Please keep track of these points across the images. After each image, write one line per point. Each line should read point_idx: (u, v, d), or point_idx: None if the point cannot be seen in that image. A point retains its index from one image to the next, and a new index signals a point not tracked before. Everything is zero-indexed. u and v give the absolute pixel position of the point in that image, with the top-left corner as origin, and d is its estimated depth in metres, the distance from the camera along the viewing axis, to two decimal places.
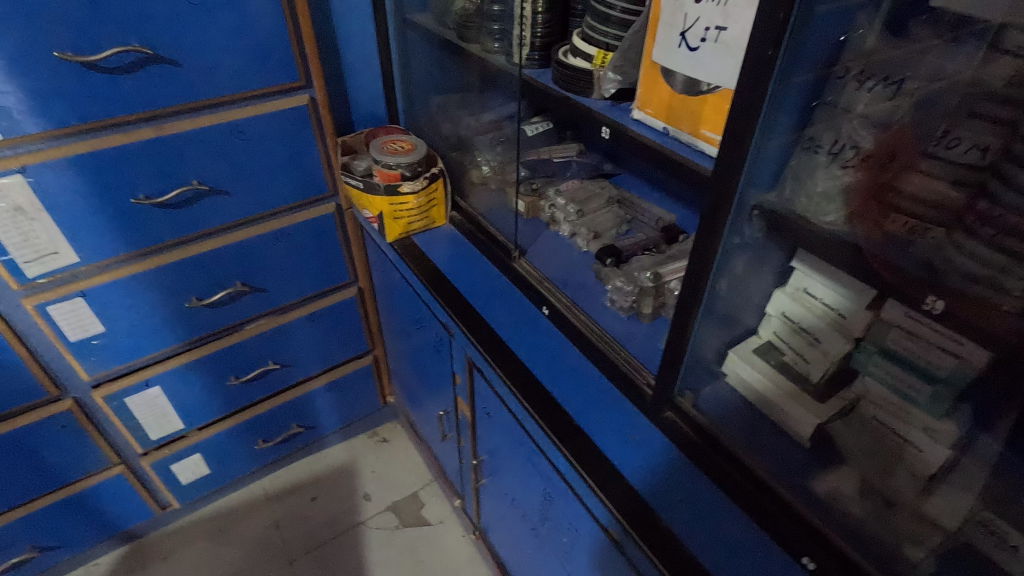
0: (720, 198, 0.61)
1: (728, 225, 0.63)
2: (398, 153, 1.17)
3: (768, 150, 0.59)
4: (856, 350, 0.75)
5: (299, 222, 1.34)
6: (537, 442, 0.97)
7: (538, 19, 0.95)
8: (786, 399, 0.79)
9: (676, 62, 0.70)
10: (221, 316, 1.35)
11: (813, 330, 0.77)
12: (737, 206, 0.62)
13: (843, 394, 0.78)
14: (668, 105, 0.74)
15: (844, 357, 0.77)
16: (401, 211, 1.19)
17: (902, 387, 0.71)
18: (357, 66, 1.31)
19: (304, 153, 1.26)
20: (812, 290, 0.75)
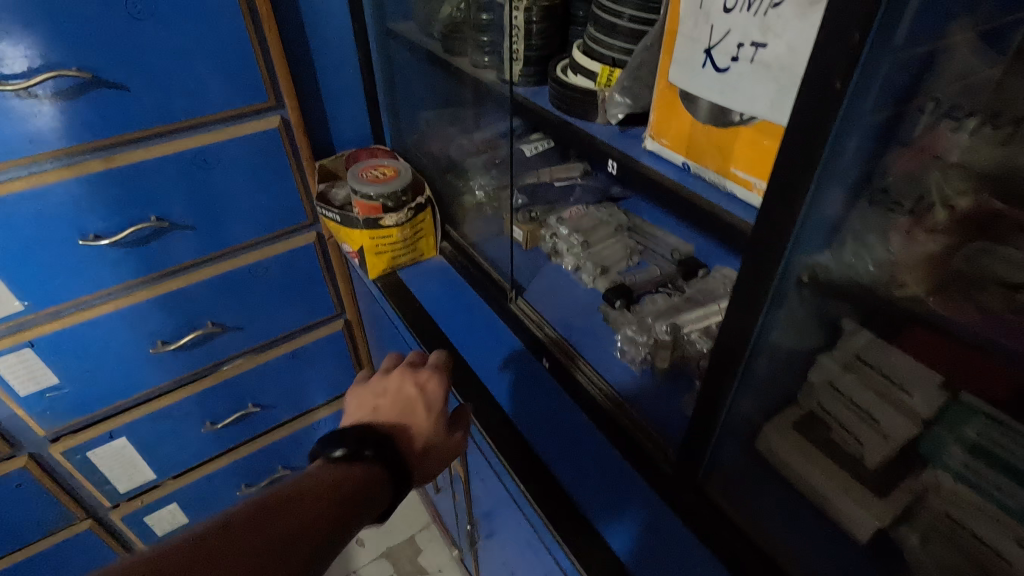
0: (760, 267, 0.47)
1: (771, 298, 0.49)
2: (378, 182, 1.03)
3: (828, 210, 0.44)
4: (924, 436, 0.60)
5: (275, 254, 1.22)
6: (537, 530, 0.85)
7: (533, 30, 0.81)
8: (837, 489, 0.65)
9: (700, 85, 0.56)
10: (192, 359, 1.24)
11: (868, 406, 0.63)
12: (784, 276, 0.48)
13: (906, 485, 0.63)
14: (688, 136, 0.61)
15: (908, 443, 0.62)
16: (383, 245, 1.06)
17: (986, 486, 0.56)
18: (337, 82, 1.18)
19: (278, 180, 1.14)
20: (868, 358, 0.61)
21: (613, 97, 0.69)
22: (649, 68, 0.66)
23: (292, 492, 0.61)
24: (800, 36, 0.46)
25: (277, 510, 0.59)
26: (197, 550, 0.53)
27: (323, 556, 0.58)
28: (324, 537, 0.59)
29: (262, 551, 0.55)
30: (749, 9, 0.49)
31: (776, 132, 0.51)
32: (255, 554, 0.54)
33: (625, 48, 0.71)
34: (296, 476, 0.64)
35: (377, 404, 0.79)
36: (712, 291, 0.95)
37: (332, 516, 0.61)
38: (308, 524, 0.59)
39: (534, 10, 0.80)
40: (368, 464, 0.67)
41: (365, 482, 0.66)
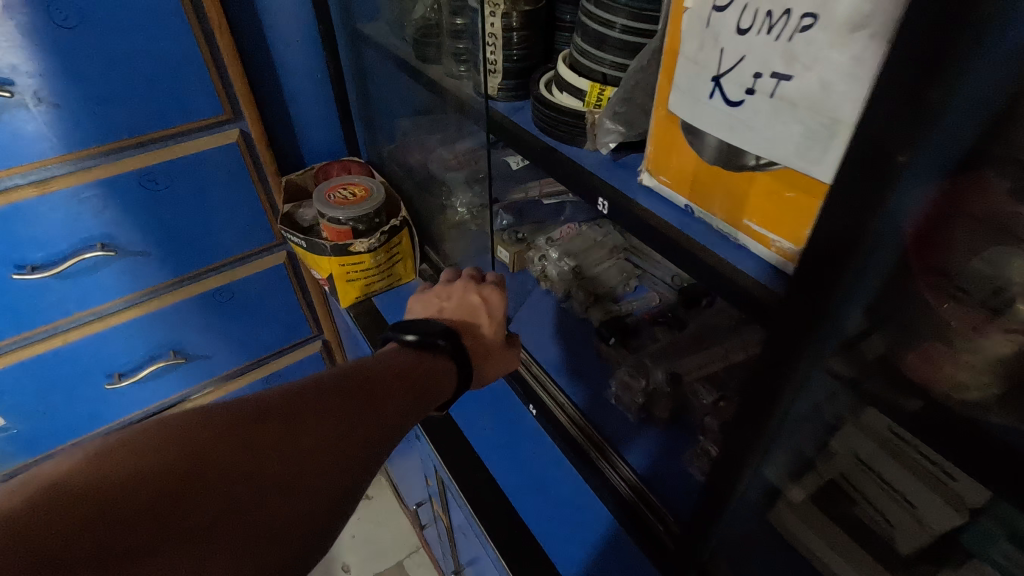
0: None
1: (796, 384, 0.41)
2: (348, 204, 0.93)
3: (865, 288, 0.36)
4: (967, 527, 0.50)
5: (242, 277, 1.13)
6: None
7: (514, 37, 0.71)
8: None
9: (706, 118, 0.46)
10: (154, 389, 1.16)
11: (899, 485, 0.55)
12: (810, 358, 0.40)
13: None
14: (692, 178, 0.51)
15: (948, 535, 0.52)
16: (355, 272, 0.97)
17: None
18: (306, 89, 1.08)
19: (241, 199, 1.04)
20: (900, 433, 0.52)
21: (604, 122, 0.59)
22: (645, 91, 0.56)
23: (368, 367, 0.60)
24: (838, 71, 0.36)
25: (358, 377, 0.57)
26: (288, 399, 0.51)
27: (405, 422, 0.57)
28: (403, 405, 0.58)
29: (350, 408, 0.53)
30: (771, 33, 0.39)
31: (817, 191, 0.40)
32: (345, 408, 0.53)
33: (619, 64, 0.61)
34: (366, 359, 0.63)
35: (440, 309, 0.78)
36: (721, 329, 0.84)
37: (408, 389, 0.60)
38: (387, 394, 0.57)
39: (514, 15, 0.69)
40: (438, 351, 0.67)
41: (435, 372, 0.65)
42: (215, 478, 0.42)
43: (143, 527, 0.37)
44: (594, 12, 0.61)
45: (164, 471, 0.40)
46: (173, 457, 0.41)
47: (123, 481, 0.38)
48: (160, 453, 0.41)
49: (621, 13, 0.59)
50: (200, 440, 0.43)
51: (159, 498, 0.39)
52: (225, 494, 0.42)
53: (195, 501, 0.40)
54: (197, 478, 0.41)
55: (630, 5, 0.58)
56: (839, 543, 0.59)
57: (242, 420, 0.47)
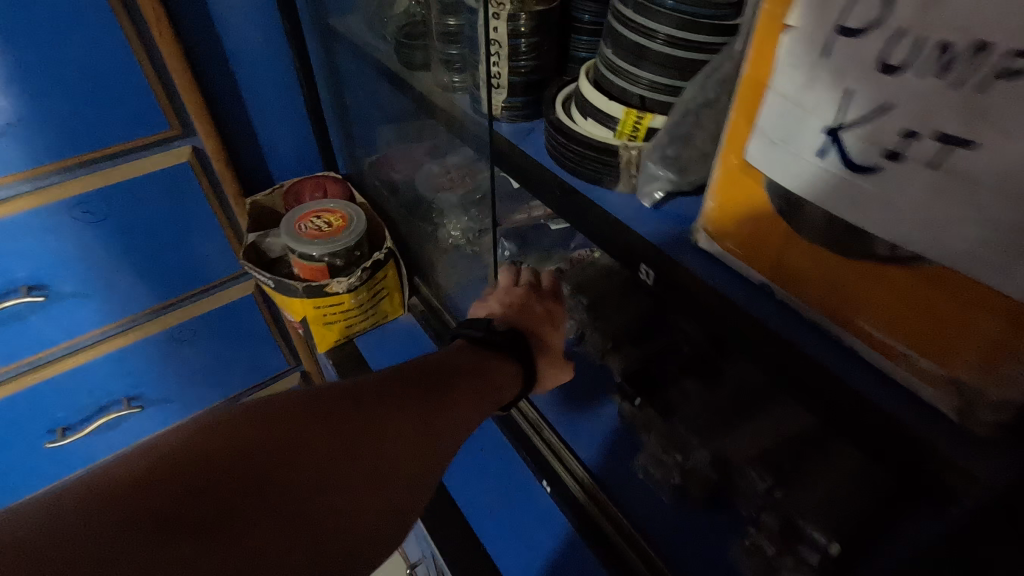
0: None
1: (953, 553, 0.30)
2: (322, 237, 0.79)
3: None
4: None
5: (204, 311, 0.99)
6: None
7: (521, 45, 0.56)
8: None
9: (808, 181, 0.33)
10: (108, 440, 1.02)
11: None
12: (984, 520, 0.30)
13: None
14: (775, 253, 0.38)
15: None
16: (333, 314, 0.83)
17: None
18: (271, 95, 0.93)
19: (197, 228, 0.90)
20: None
21: (646, 164, 0.46)
22: (706, 128, 0.43)
23: (433, 365, 0.59)
24: None
25: (426, 373, 0.56)
26: (370, 389, 0.50)
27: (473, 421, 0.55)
28: (468, 404, 0.56)
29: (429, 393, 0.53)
30: (941, 77, 0.25)
31: None
32: (417, 404, 0.51)
33: (665, 86, 0.48)
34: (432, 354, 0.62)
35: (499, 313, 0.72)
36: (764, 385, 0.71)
37: (474, 387, 0.58)
38: (453, 390, 0.56)
39: (523, 18, 0.55)
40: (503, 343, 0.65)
41: (501, 366, 0.64)
42: (306, 457, 0.41)
43: (253, 505, 0.37)
44: (633, 17, 0.46)
45: (259, 446, 0.40)
46: (268, 434, 0.41)
47: (220, 456, 0.38)
48: (254, 431, 0.40)
49: (673, 21, 0.45)
50: (292, 422, 0.42)
51: (254, 473, 0.38)
52: (315, 473, 0.41)
53: (286, 484, 0.39)
54: (290, 456, 0.40)
55: (684, 12, 0.44)
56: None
57: (331, 406, 0.45)
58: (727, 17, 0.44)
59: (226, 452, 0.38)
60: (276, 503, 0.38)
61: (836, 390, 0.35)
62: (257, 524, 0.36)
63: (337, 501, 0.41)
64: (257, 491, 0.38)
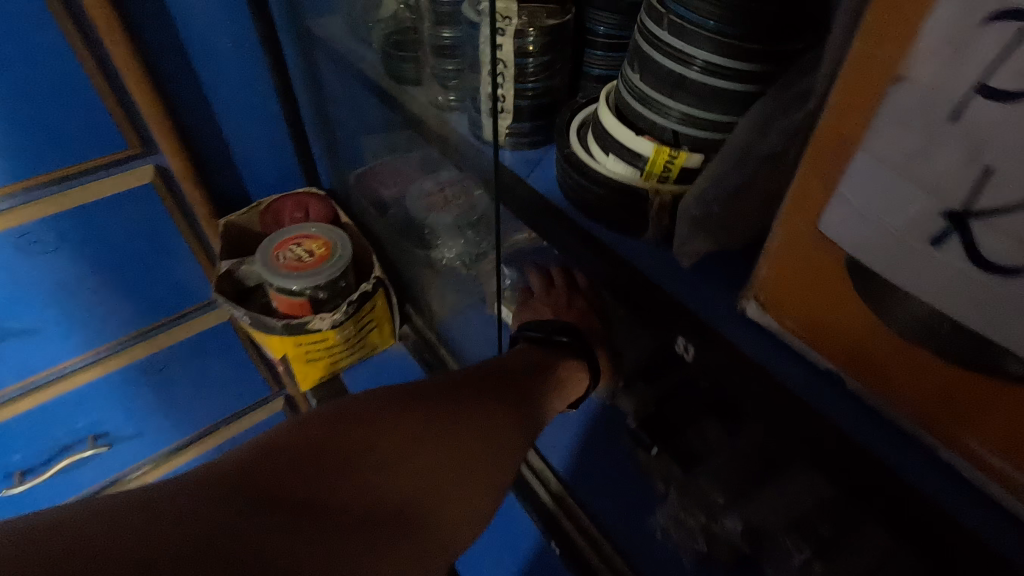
0: None
1: None
2: (304, 268, 0.71)
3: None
4: None
5: (177, 341, 0.91)
6: None
7: (528, 65, 0.48)
8: None
9: (914, 268, 0.27)
10: (75, 478, 0.95)
11: None
12: None
13: None
14: (854, 340, 0.31)
15: None
16: (317, 351, 0.76)
17: None
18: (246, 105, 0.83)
19: (164, 252, 0.81)
20: None
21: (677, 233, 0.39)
22: (760, 180, 0.36)
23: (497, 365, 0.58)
24: None
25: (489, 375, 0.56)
26: (433, 390, 0.50)
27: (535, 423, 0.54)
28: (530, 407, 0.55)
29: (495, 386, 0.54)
30: None
31: None
32: (484, 403, 0.51)
33: (704, 121, 0.41)
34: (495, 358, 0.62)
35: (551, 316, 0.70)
36: None
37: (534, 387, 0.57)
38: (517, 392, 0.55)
39: (531, 32, 0.47)
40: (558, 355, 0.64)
41: (561, 364, 0.64)
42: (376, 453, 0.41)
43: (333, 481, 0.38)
44: (670, 41, 0.39)
45: (329, 447, 0.40)
46: (338, 435, 0.42)
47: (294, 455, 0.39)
48: (326, 434, 0.41)
49: (719, 49, 0.38)
50: (361, 426, 0.43)
51: (326, 467, 0.39)
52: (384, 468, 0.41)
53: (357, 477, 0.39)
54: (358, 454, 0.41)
55: (733, 38, 0.37)
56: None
57: (398, 407, 0.46)
58: (785, 46, 0.37)
59: (300, 451, 0.39)
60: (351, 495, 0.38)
61: (916, 503, 0.31)
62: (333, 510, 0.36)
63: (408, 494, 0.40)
64: (330, 483, 0.38)
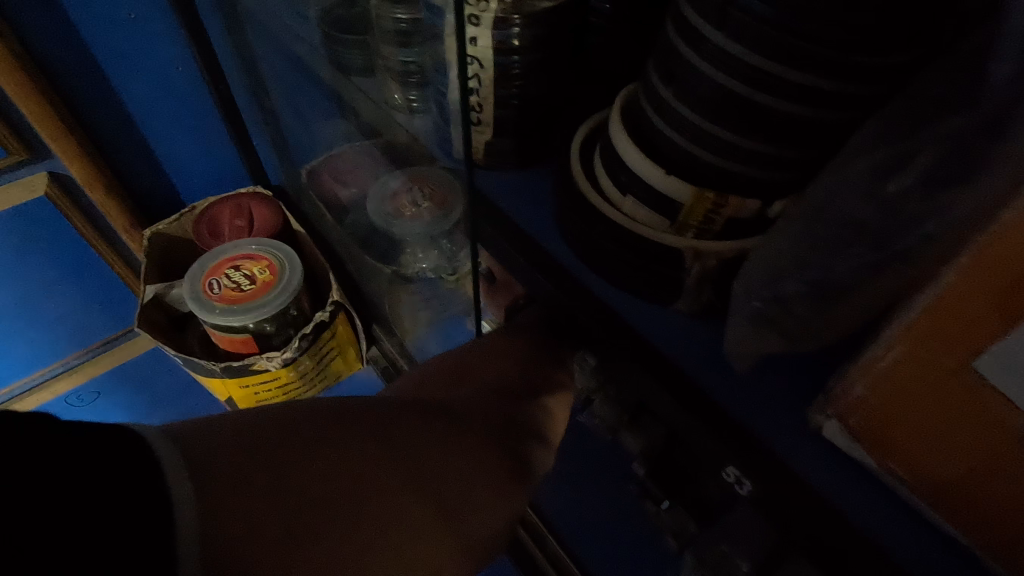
0: None
1: None
2: (246, 298, 0.59)
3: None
4: None
5: (109, 369, 0.79)
6: None
7: (513, 65, 0.35)
8: None
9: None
10: None
11: None
12: None
13: None
14: (1010, 519, 0.21)
15: None
16: (271, 392, 0.64)
17: None
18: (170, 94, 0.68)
19: (79, 274, 0.69)
20: None
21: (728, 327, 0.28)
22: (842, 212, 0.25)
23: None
24: None
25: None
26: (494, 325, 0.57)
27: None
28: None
29: None
30: None
31: None
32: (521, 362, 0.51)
33: (766, 159, 0.29)
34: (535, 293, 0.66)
35: None
36: None
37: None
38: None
39: (517, 20, 0.34)
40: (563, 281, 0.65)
41: None
42: (466, 375, 0.50)
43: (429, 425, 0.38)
44: (723, 45, 0.26)
45: (432, 380, 0.48)
46: (433, 370, 0.50)
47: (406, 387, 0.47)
48: (429, 371, 0.49)
49: (805, 62, 0.25)
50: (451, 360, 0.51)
51: (432, 387, 0.47)
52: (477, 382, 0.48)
53: (457, 389, 0.47)
54: (455, 380, 0.48)
55: (829, 47, 0.24)
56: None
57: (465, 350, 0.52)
58: (899, 58, 0.25)
59: (410, 386, 0.47)
60: (462, 395, 0.46)
61: None
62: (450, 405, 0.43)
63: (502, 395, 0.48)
64: (440, 392, 0.46)
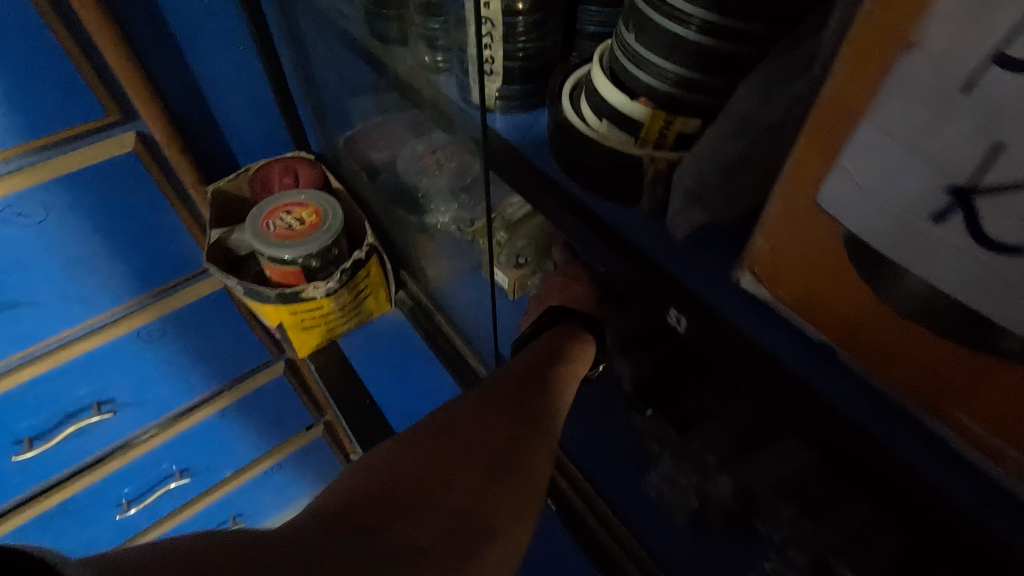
0: None
1: None
2: (296, 237, 0.70)
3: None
4: None
5: (176, 310, 0.91)
6: None
7: (518, 24, 0.47)
8: None
9: (914, 247, 0.25)
10: (81, 448, 0.95)
11: None
12: None
13: None
14: (850, 315, 0.30)
15: None
16: (314, 319, 0.76)
17: None
18: (233, 71, 0.80)
19: (156, 225, 0.79)
20: None
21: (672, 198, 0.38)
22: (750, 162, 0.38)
23: (532, 350, 0.64)
24: None
25: (524, 365, 0.61)
26: (467, 416, 0.54)
27: (570, 390, 0.60)
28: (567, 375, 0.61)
29: (502, 411, 0.55)
30: None
31: None
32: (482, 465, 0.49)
33: (702, 87, 0.39)
34: (524, 340, 0.67)
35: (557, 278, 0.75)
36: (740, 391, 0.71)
37: (570, 351, 0.63)
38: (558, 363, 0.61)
39: None
40: (562, 308, 0.66)
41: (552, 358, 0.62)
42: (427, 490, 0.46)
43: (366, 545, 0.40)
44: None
45: (408, 456, 0.49)
46: (405, 460, 0.48)
47: (354, 504, 0.44)
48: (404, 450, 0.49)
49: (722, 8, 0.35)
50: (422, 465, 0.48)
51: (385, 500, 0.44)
52: (439, 501, 0.45)
53: (412, 520, 0.43)
54: (418, 497, 0.45)
55: None
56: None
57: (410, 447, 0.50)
58: (791, 7, 0.34)
59: (398, 450, 0.49)
60: (418, 526, 0.43)
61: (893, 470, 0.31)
62: (399, 552, 0.41)
63: (466, 516, 0.45)
64: (399, 524, 0.43)
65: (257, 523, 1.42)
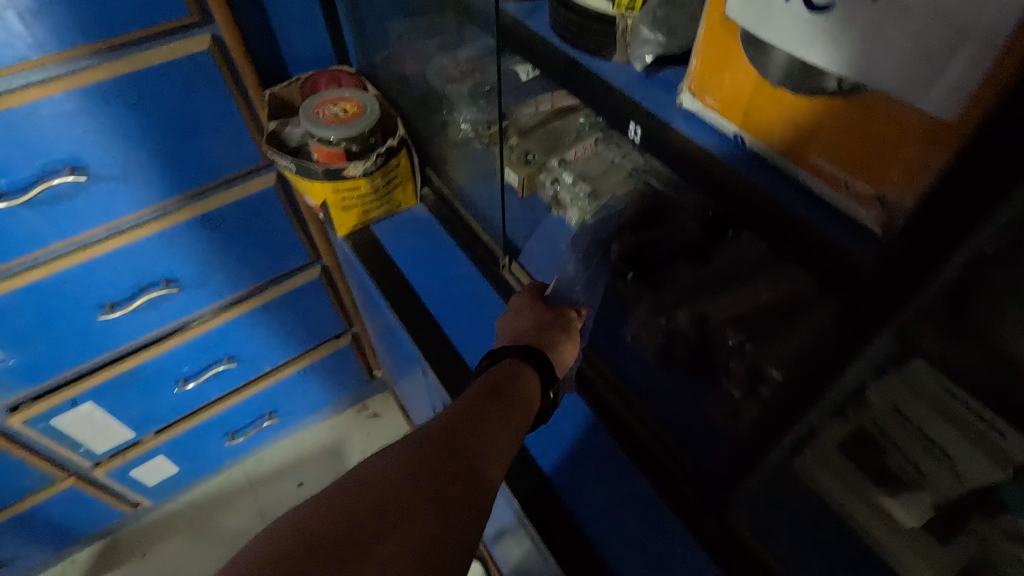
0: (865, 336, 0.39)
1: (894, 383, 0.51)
2: (340, 122, 0.85)
3: (982, 228, 0.33)
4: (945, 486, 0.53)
5: (230, 201, 1.04)
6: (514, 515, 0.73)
7: None
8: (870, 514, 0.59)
9: (775, 22, 0.37)
10: (150, 320, 1.12)
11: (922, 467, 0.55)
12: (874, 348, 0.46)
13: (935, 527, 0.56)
14: (745, 95, 0.42)
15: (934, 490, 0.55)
16: (351, 197, 0.90)
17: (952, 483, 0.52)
18: None
19: (223, 117, 0.94)
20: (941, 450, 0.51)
21: (640, 31, 0.51)
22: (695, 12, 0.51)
23: (483, 388, 0.63)
24: None
25: (474, 399, 0.61)
26: (383, 469, 0.52)
27: (515, 420, 0.61)
28: (507, 410, 0.61)
29: (446, 459, 0.54)
30: None
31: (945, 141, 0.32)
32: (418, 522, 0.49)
33: None
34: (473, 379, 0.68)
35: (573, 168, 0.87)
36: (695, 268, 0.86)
37: (516, 387, 0.64)
38: (502, 401, 0.62)
39: None
40: (505, 350, 0.68)
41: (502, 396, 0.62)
42: None
43: None
44: None
45: (339, 509, 0.48)
46: (338, 513, 0.48)
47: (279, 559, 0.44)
48: (316, 504, 0.49)
49: None
50: (351, 508, 0.48)
51: None
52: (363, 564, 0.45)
53: None
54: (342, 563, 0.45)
55: None
56: (855, 481, 0.60)
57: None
58: None
59: (334, 498, 0.49)
60: None
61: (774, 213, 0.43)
62: None
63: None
64: None
65: (290, 421, 1.59)
